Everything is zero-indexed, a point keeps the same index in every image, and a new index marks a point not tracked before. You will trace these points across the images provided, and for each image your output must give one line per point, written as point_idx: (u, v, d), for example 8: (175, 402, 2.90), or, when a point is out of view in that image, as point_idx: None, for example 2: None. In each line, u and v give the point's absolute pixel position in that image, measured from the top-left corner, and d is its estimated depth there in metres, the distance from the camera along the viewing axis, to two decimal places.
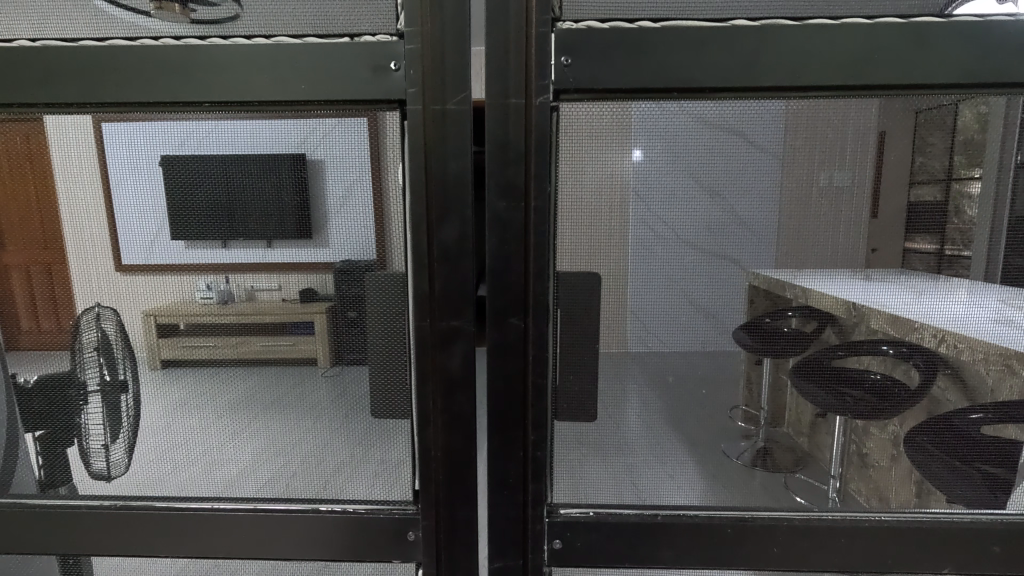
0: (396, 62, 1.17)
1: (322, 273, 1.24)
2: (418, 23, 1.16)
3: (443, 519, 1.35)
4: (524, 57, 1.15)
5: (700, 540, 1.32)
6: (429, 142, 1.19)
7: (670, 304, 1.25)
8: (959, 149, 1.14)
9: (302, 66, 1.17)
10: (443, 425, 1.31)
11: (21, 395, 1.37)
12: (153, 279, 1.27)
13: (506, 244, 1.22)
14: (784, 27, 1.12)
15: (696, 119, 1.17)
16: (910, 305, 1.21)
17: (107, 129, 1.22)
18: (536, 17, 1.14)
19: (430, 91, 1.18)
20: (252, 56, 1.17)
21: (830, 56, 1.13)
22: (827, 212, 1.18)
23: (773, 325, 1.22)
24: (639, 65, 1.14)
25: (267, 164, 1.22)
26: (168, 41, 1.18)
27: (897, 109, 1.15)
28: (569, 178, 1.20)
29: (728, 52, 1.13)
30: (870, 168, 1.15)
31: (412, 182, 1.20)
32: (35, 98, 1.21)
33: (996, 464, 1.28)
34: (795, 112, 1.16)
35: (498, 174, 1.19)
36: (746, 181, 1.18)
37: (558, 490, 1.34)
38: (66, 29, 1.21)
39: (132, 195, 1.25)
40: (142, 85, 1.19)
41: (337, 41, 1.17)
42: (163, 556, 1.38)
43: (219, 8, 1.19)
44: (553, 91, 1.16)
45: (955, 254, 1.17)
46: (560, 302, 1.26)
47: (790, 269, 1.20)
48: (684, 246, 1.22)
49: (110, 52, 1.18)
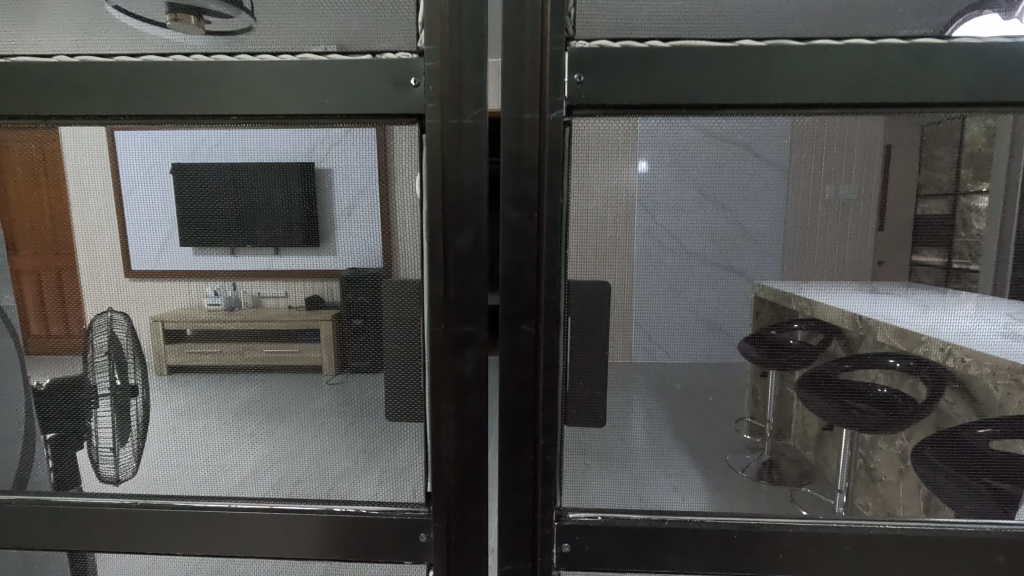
0: (416, 78, 1.19)
1: (333, 280, 1.25)
2: (438, 40, 1.18)
3: (453, 528, 1.34)
4: (539, 73, 1.17)
5: (707, 552, 1.31)
6: (446, 151, 1.20)
7: (677, 314, 1.25)
8: (966, 161, 1.14)
9: (325, 81, 1.20)
10: (455, 428, 1.31)
11: (36, 398, 1.39)
12: (164, 285, 1.29)
13: (519, 253, 1.23)
14: (788, 46, 1.14)
15: (711, 135, 1.18)
16: (917, 320, 1.20)
17: (122, 138, 1.24)
18: (550, 35, 1.16)
19: (447, 105, 1.19)
20: (274, 72, 1.20)
21: (840, 73, 1.14)
22: (834, 224, 1.19)
23: (779, 338, 1.22)
24: (649, 83, 1.16)
25: (282, 172, 1.24)
26: (198, 57, 1.21)
27: (904, 125, 1.16)
28: (579, 190, 1.21)
29: (738, 71, 1.15)
30: (876, 180, 1.16)
31: (429, 193, 1.22)
32: (55, 109, 1.24)
33: (1004, 480, 1.28)
34: (799, 129, 1.18)
35: (513, 186, 1.20)
36: (752, 193, 1.19)
37: (569, 496, 1.33)
38: (88, 43, 1.26)
39: (144, 202, 1.27)
40: (166, 97, 1.21)
41: (360, 57, 1.19)
42: (169, 557, 1.39)
43: (234, 19, 1.23)
44: (566, 108, 1.17)
45: (963, 266, 1.18)
46: (572, 310, 1.26)
47: (796, 279, 1.21)
48: (690, 257, 1.22)
49: (132, 66, 1.21)
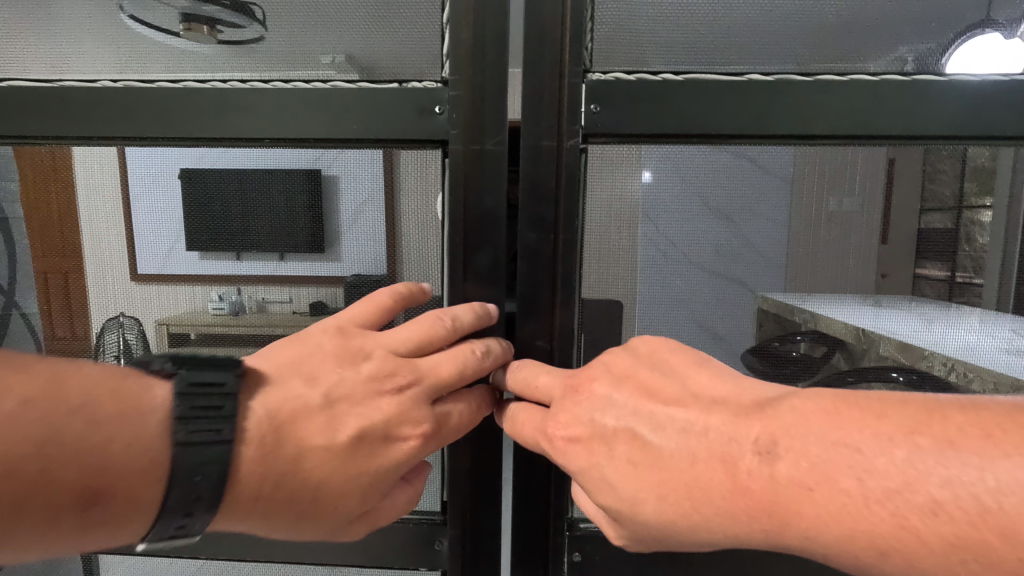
0: (441, 106, 1.19)
1: (336, 286, 1.28)
2: (462, 73, 1.18)
3: (466, 543, 1.33)
4: (557, 102, 1.18)
5: (711, 562, 1.31)
6: (469, 178, 1.21)
7: (681, 325, 1.27)
8: (970, 176, 1.17)
9: (354, 108, 1.20)
10: (471, 437, 1.31)
11: None
12: (171, 289, 1.32)
13: (534, 272, 1.23)
14: (797, 85, 1.14)
15: (728, 162, 1.20)
16: (919, 333, 1.22)
17: (133, 153, 1.26)
18: (568, 69, 1.16)
19: (468, 132, 1.19)
20: (291, 96, 1.20)
21: (848, 101, 1.14)
22: (839, 239, 1.22)
23: (784, 349, 1.26)
24: (659, 114, 1.17)
25: (303, 185, 1.26)
26: (217, 83, 1.21)
27: (914, 155, 1.17)
28: (592, 213, 1.22)
29: (744, 103, 1.15)
30: (880, 198, 1.19)
31: (451, 217, 1.22)
32: (56, 131, 1.23)
33: None
34: (803, 160, 1.19)
35: (530, 208, 1.20)
36: (757, 206, 1.21)
37: (582, 506, 1.35)
38: (91, 63, 1.26)
39: (154, 207, 1.29)
40: (181, 120, 1.21)
41: (388, 86, 1.20)
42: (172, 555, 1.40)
43: (246, 29, 1.25)
44: (582, 135, 1.18)
45: (966, 281, 1.21)
46: (585, 325, 1.27)
47: (799, 293, 1.24)
48: (694, 267, 1.24)
49: (139, 90, 1.20)
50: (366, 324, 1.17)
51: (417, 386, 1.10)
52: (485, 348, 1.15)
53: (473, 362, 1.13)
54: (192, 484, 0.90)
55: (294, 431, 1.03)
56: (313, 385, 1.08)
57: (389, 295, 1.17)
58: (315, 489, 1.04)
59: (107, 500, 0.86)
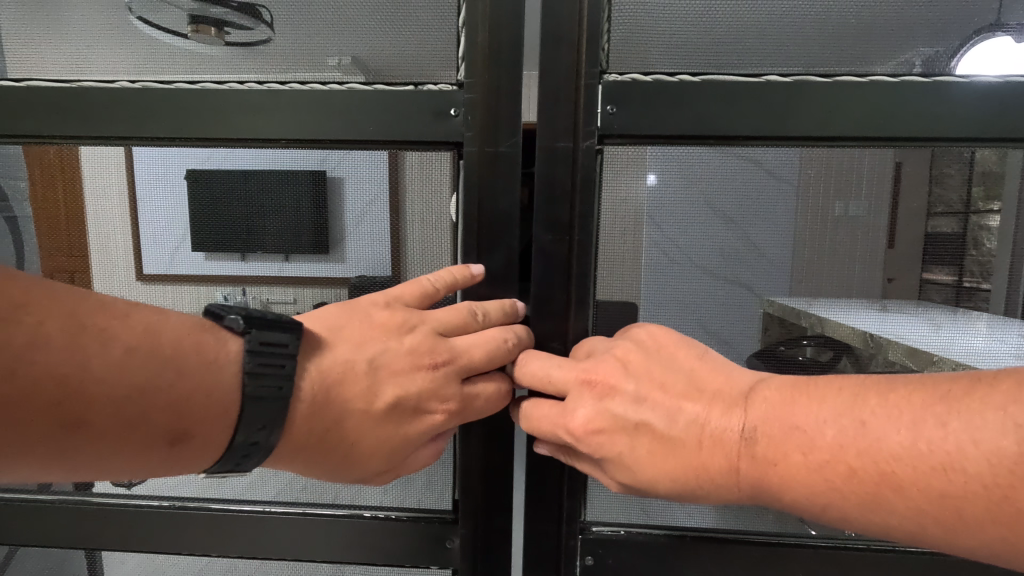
0: (456, 109, 1.20)
1: (340, 287, 1.29)
2: (478, 74, 1.19)
3: (482, 550, 1.32)
4: (573, 104, 1.19)
5: (714, 569, 1.29)
6: (482, 180, 1.22)
7: (684, 329, 1.25)
8: (977, 180, 1.17)
9: (364, 109, 1.21)
10: (482, 441, 1.30)
11: None
12: (175, 289, 1.32)
13: (550, 277, 1.24)
14: (815, 87, 1.14)
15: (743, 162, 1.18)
16: (929, 339, 1.20)
17: (142, 153, 1.27)
18: (584, 69, 1.17)
19: (482, 134, 1.20)
20: (302, 97, 1.21)
21: (860, 105, 1.14)
22: (845, 243, 1.20)
23: (788, 354, 1.24)
24: (676, 117, 1.17)
25: (288, 180, 1.26)
26: (230, 85, 1.22)
27: (923, 158, 1.16)
28: (608, 211, 1.22)
29: (758, 104, 1.15)
30: (886, 202, 1.18)
31: (465, 217, 1.23)
32: (66, 131, 1.25)
33: None
34: (810, 161, 1.18)
35: (543, 210, 1.21)
36: (762, 209, 1.20)
37: (594, 508, 1.33)
38: (100, 63, 1.26)
39: (158, 209, 1.29)
40: (188, 121, 1.23)
41: (401, 88, 1.20)
42: (170, 554, 1.39)
43: (254, 31, 1.24)
44: (597, 136, 1.19)
45: (974, 285, 1.20)
46: (597, 327, 1.27)
47: (807, 296, 1.22)
48: (698, 272, 1.23)
49: (148, 93, 1.22)
50: (411, 302, 1.13)
51: (453, 365, 1.08)
52: (515, 337, 1.14)
53: (503, 352, 1.12)
54: (255, 432, 0.91)
55: (338, 397, 1.01)
56: (359, 349, 1.05)
57: (437, 280, 1.16)
58: (343, 452, 1.03)
59: (189, 442, 0.88)
